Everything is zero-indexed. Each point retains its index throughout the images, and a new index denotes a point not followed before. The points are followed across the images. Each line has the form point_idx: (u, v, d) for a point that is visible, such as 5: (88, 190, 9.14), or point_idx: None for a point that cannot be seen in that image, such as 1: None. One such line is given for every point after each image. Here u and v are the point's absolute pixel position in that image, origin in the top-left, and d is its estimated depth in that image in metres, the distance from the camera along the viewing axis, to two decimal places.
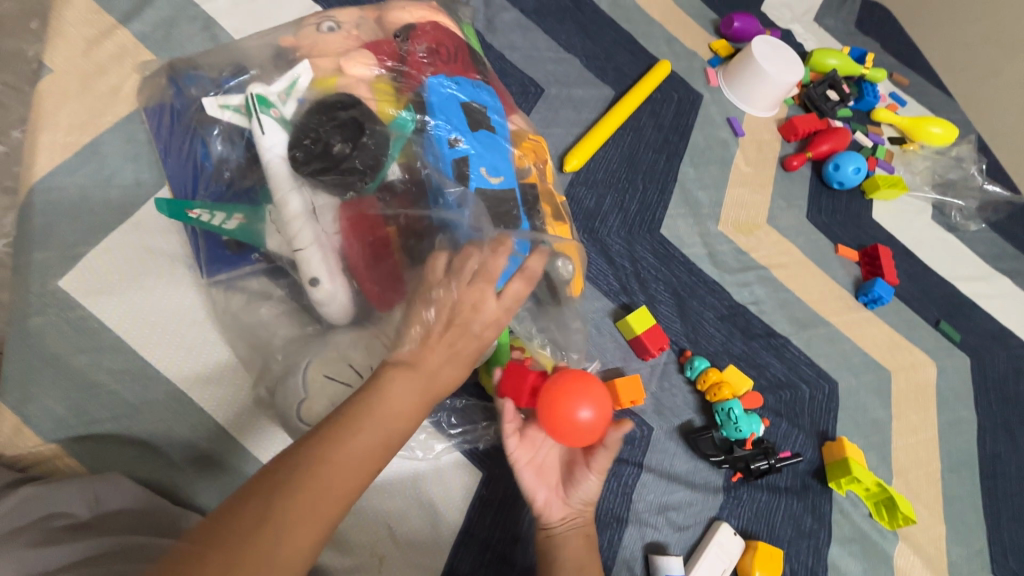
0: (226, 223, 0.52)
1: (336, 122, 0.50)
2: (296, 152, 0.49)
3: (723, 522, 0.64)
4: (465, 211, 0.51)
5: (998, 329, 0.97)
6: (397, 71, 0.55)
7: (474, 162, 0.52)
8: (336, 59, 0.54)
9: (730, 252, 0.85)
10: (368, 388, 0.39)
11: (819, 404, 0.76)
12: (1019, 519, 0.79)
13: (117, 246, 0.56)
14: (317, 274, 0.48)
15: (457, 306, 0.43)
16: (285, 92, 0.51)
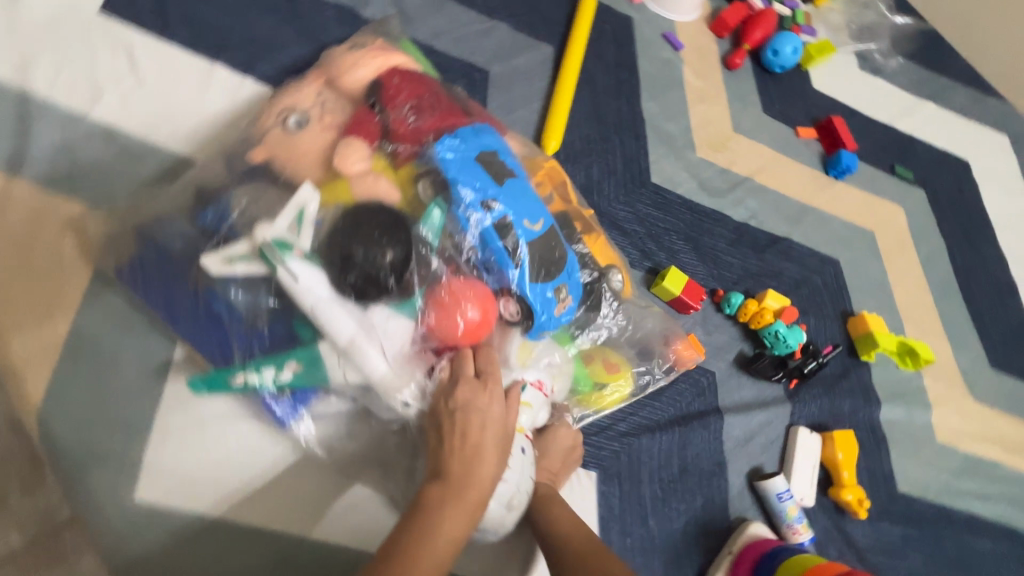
0: (281, 375, 0.47)
1: (369, 242, 0.45)
2: (352, 284, 0.45)
3: (800, 426, 0.72)
4: (524, 270, 0.50)
5: (936, 155, 1.08)
6: (390, 148, 0.50)
7: (515, 218, 0.50)
8: (325, 159, 0.48)
9: (715, 175, 0.88)
10: (422, 516, 0.42)
11: (832, 286, 0.85)
12: (996, 314, 0.94)
13: (172, 442, 0.52)
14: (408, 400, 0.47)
15: (450, 400, 0.46)
16: (296, 223, 0.45)
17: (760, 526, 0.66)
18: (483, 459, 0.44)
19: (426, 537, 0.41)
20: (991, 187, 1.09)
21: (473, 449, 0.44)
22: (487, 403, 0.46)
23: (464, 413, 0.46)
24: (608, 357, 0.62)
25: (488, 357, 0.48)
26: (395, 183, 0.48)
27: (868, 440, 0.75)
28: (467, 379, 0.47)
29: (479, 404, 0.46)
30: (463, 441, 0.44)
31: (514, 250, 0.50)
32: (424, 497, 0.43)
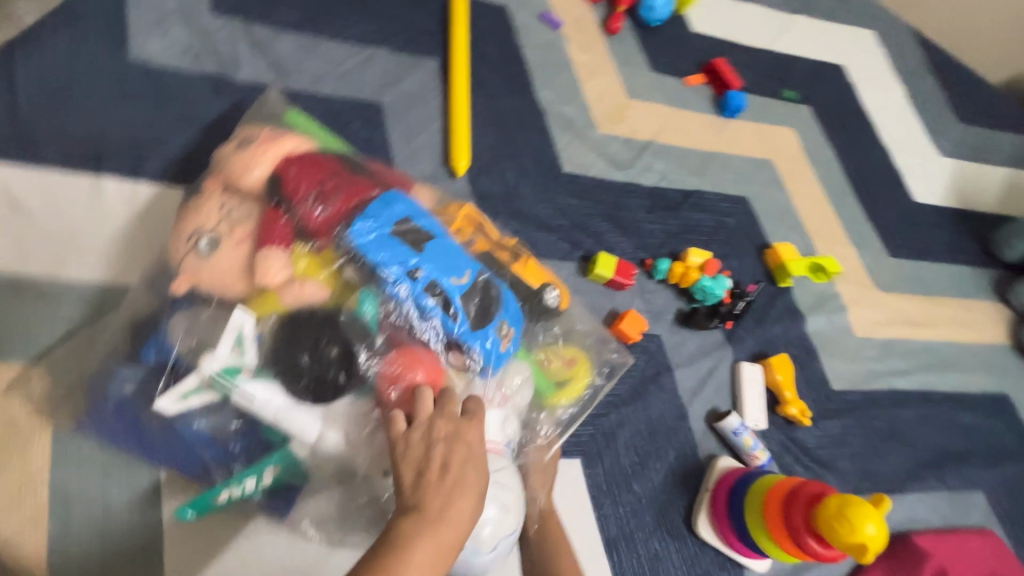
0: (262, 481, 0.51)
1: (307, 342, 0.49)
2: (301, 391, 0.49)
3: (742, 362, 0.81)
4: (463, 321, 0.53)
5: (814, 68, 1.15)
6: (305, 244, 0.52)
7: (442, 278, 0.53)
8: (248, 276, 0.51)
9: (621, 148, 0.92)
10: (396, 543, 0.42)
11: (746, 224, 0.93)
12: (890, 205, 1.05)
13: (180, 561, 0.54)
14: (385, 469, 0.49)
15: (433, 435, 0.47)
16: (235, 347, 0.49)
17: (727, 458, 0.75)
18: (464, 494, 0.45)
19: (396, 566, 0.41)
20: (867, 85, 1.18)
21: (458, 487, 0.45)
22: (474, 440, 0.48)
23: (448, 445, 0.47)
24: (559, 352, 0.65)
25: (475, 399, 0.51)
26: (322, 280, 0.52)
27: (800, 354, 0.85)
28: (450, 415, 0.48)
29: (465, 437, 0.47)
30: (443, 475, 0.45)
31: (449, 305, 0.53)
32: (399, 529, 0.43)
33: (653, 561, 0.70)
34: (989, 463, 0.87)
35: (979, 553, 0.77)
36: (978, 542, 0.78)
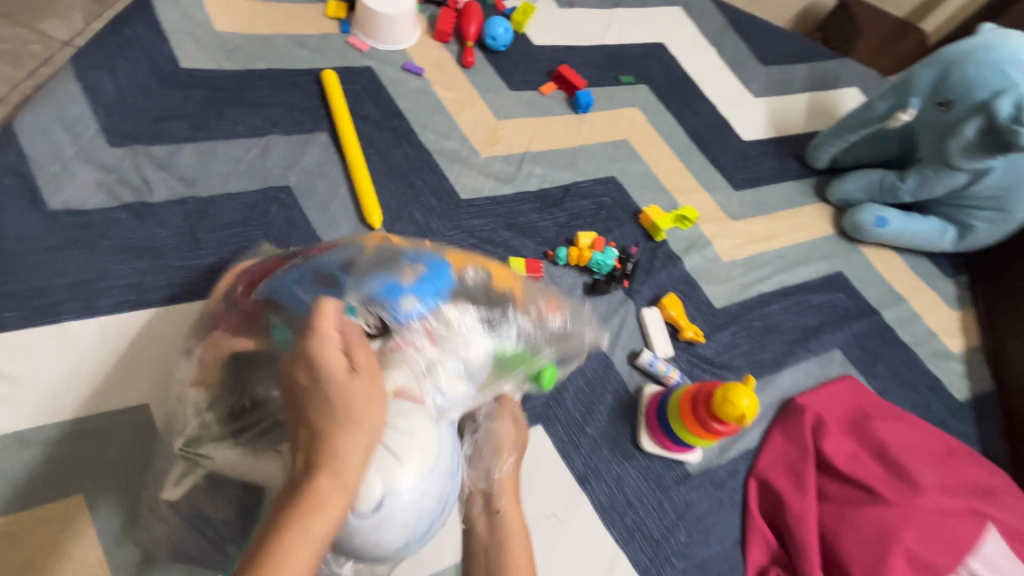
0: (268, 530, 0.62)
1: (241, 392, 0.64)
2: (237, 432, 0.62)
3: (643, 309, 1.02)
4: (355, 284, 0.62)
5: (641, 50, 1.37)
6: (235, 310, 0.68)
7: (326, 266, 0.65)
8: (203, 361, 0.67)
9: (503, 164, 1.09)
10: (283, 510, 0.44)
11: (618, 198, 1.13)
12: (725, 149, 1.29)
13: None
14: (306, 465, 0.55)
15: (303, 391, 0.49)
16: (200, 419, 0.64)
17: (651, 386, 0.95)
18: (338, 439, 0.46)
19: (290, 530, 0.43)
20: (686, 53, 1.42)
21: (339, 446, 0.46)
22: (342, 382, 0.48)
23: (314, 396, 0.48)
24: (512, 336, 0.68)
25: (343, 338, 0.52)
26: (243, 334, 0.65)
27: (685, 290, 1.08)
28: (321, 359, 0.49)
29: (334, 382, 0.48)
30: (318, 428, 0.47)
31: (338, 280, 0.63)
32: (283, 498, 0.45)
33: (617, 481, 0.89)
34: (839, 327, 1.14)
35: (841, 395, 1.02)
36: (841, 386, 1.03)
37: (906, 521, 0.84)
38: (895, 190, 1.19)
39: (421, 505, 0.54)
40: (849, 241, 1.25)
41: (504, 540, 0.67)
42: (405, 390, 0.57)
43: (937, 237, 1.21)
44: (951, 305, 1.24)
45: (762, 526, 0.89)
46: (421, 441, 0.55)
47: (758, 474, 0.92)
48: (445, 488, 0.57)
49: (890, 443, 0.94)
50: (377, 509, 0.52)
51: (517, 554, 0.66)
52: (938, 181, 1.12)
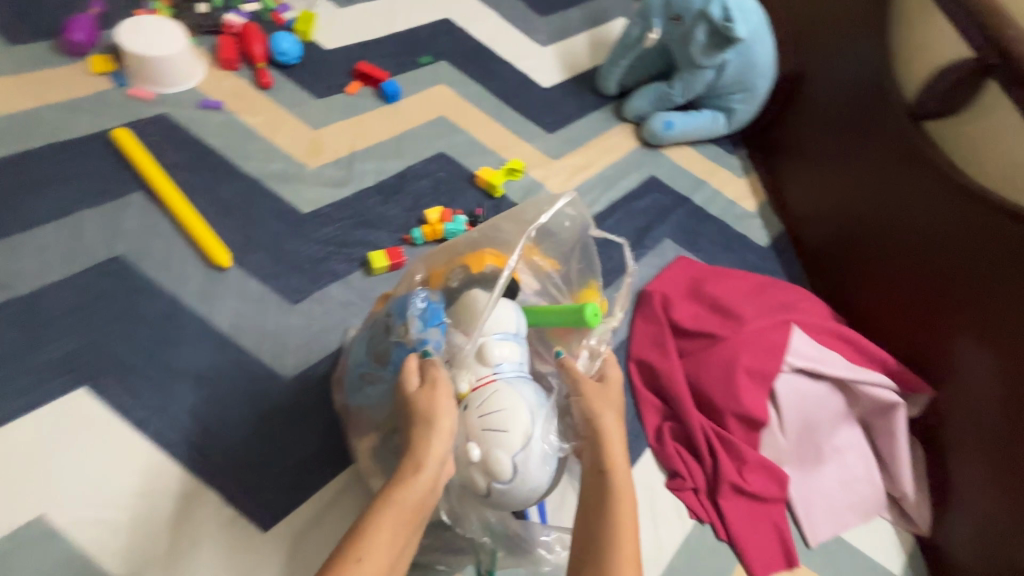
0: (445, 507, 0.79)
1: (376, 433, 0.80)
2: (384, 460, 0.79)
3: None
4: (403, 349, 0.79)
5: (430, 29, 1.46)
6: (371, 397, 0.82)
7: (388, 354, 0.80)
8: None
9: (335, 170, 1.14)
10: (389, 486, 0.65)
11: (451, 170, 1.23)
12: (531, 100, 1.44)
13: (464, 564, 0.87)
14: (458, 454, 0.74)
15: (404, 412, 0.71)
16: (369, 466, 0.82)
17: None
18: (433, 433, 0.67)
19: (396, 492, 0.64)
20: (472, 22, 1.53)
21: (426, 436, 0.68)
22: (431, 394, 0.70)
23: (417, 409, 0.69)
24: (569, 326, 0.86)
25: (432, 370, 0.73)
26: None
27: None
28: (413, 384, 0.72)
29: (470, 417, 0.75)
30: (418, 428, 0.68)
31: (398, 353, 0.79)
32: (394, 480, 0.66)
33: None
34: (662, 221, 1.36)
35: (679, 274, 1.26)
36: (675, 268, 1.27)
37: (740, 346, 1.07)
38: (669, 97, 1.42)
39: (534, 456, 0.74)
40: (652, 149, 1.47)
41: (613, 491, 0.74)
42: (478, 381, 0.78)
43: (712, 124, 1.46)
44: (740, 176, 1.53)
45: (647, 396, 1.07)
46: (510, 412, 0.74)
47: (636, 357, 1.11)
48: (546, 435, 0.77)
49: (718, 296, 1.18)
50: (514, 474, 0.72)
51: (624, 501, 0.73)
52: (698, 79, 1.36)
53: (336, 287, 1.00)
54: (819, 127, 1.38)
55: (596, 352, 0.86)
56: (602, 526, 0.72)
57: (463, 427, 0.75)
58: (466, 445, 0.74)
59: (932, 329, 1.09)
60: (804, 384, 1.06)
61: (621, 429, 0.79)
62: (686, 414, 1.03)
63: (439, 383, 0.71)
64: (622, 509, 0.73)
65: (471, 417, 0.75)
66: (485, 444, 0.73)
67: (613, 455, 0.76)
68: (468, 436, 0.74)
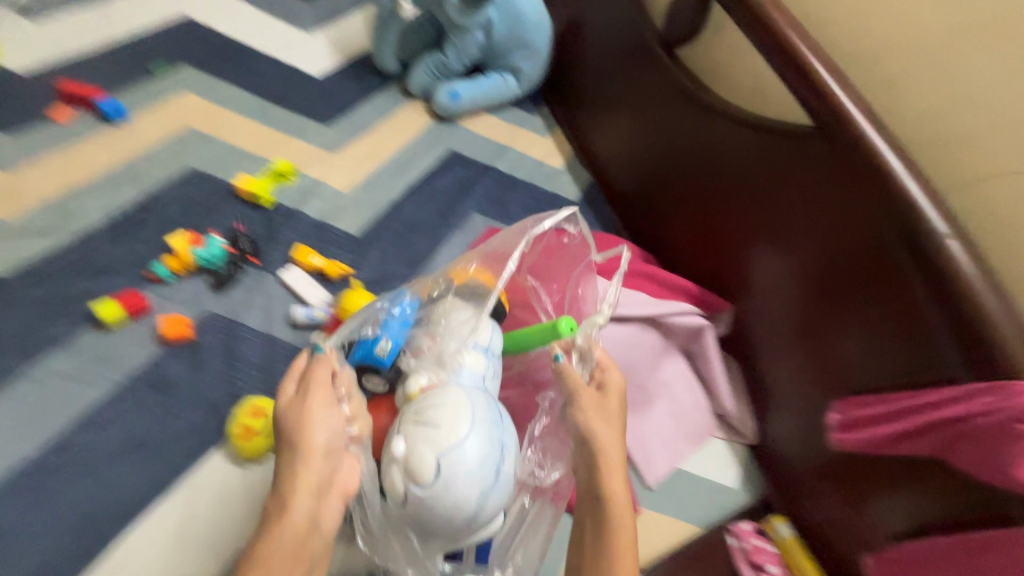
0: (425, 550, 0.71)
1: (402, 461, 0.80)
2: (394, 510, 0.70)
3: (280, 274, 1.02)
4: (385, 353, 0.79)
5: (160, 33, 1.27)
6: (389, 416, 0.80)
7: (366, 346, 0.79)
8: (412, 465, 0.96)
9: (43, 216, 0.94)
10: (267, 522, 0.62)
11: (207, 188, 1.08)
12: (300, 92, 1.30)
13: None
14: (393, 472, 0.68)
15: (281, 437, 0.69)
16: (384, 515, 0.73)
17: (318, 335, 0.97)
18: (307, 451, 0.66)
19: (276, 525, 0.62)
20: (214, 17, 1.35)
21: (303, 451, 0.66)
22: (308, 404, 0.69)
23: (289, 421, 0.69)
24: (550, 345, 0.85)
25: (319, 382, 0.71)
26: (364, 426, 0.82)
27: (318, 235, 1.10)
28: (286, 395, 0.72)
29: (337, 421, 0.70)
30: (291, 450, 0.67)
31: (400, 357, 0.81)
32: (269, 506, 0.63)
33: None
34: (466, 196, 1.30)
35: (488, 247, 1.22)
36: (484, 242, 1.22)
37: None
38: (448, 67, 1.35)
39: (473, 459, 0.68)
40: (446, 123, 1.40)
41: (609, 504, 0.74)
42: (428, 384, 0.76)
43: (504, 87, 1.42)
44: (544, 135, 1.50)
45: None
46: (450, 410, 0.70)
47: None
48: (496, 440, 0.71)
49: None
50: (437, 473, 0.67)
51: (620, 514, 0.73)
52: (467, 44, 1.31)
53: (59, 358, 0.83)
54: (598, 77, 1.39)
55: (587, 356, 0.84)
56: (600, 535, 0.73)
57: (395, 429, 0.71)
58: (394, 443, 0.70)
59: (724, 255, 1.13)
60: (612, 329, 1.07)
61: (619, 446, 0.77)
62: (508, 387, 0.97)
63: (325, 395, 0.70)
64: (622, 520, 0.73)
65: (405, 415, 0.72)
66: (412, 442, 0.69)
67: (608, 473, 0.75)
68: (395, 435, 0.70)
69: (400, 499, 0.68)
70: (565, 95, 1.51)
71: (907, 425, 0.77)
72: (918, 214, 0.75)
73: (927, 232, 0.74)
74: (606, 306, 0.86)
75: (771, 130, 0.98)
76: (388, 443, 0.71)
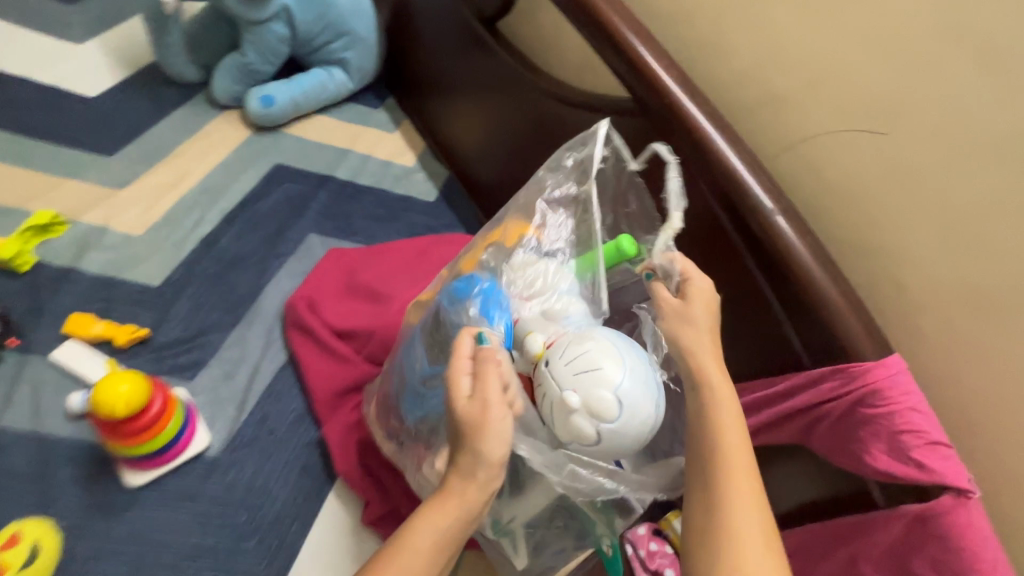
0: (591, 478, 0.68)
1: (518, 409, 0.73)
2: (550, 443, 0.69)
3: (51, 353, 0.85)
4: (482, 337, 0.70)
5: None
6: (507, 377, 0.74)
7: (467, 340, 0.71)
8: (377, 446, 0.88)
9: None
10: (432, 505, 0.62)
11: None
12: (65, 118, 1.08)
13: (567, 539, 0.83)
14: (573, 423, 0.63)
15: (460, 432, 0.61)
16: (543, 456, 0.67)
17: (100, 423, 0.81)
18: (489, 443, 0.60)
19: (443, 510, 0.61)
20: None
21: (479, 445, 0.60)
22: (487, 403, 0.60)
23: (464, 426, 0.60)
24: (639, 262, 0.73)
25: (485, 383, 0.61)
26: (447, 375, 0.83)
27: (106, 293, 0.93)
28: (460, 398, 0.61)
29: (499, 421, 0.60)
30: (465, 450, 0.61)
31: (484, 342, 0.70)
32: (446, 492, 0.61)
33: (133, 533, 0.76)
34: (299, 216, 1.13)
35: (333, 267, 1.06)
36: (327, 261, 1.07)
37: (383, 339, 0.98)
38: (252, 69, 1.17)
39: (636, 386, 0.65)
40: (269, 134, 1.22)
41: (717, 451, 0.61)
42: (548, 338, 0.69)
43: (331, 82, 1.24)
44: (391, 130, 1.34)
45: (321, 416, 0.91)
46: (597, 357, 0.64)
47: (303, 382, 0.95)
48: (638, 371, 0.65)
49: (373, 280, 1.04)
50: (620, 409, 0.63)
51: (733, 459, 0.60)
52: (263, 39, 1.14)
53: None
54: (434, 60, 1.23)
55: (670, 273, 0.70)
56: (711, 488, 0.60)
57: (546, 382, 0.66)
58: (560, 397, 0.64)
59: None
60: None
61: (720, 359, 0.67)
62: (356, 433, 0.90)
63: (490, 397, 0.60)
64: (732, 471, 0.60)
65: (557, 368, 0.65)
66: (582, 387, 0.64)
67: (719, 411, 0.63)
68: (551, 387, 0.65)
69: (570, 438, 0.65)
70: (406, 84, 1.35)
71: (763, 417, 0.71)
72: (741, 189, 0.67)
73: (752, 207, 0.67)
74: (675, 210, 0.65)
75: (596, 112, 0.88)
76: (546, 399, 0.66)
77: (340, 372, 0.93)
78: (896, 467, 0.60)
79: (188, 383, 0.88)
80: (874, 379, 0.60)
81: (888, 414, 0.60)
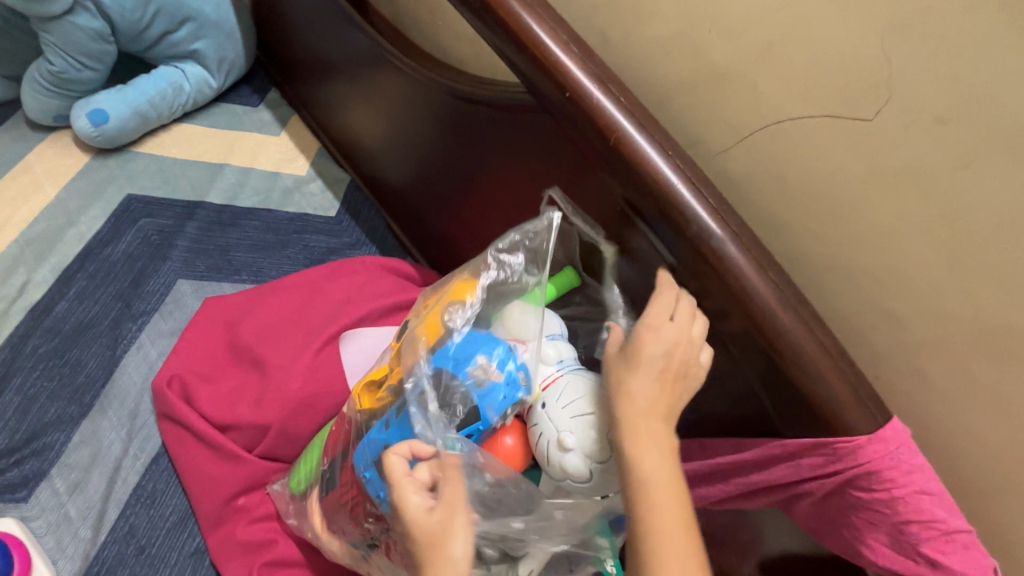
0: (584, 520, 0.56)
1: None
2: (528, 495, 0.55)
3: None
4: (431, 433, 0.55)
5: None
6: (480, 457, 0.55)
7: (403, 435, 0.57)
8: (313, 539, 0.69)
9: None
10: None
11: None
12: None
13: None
14: (577, 459, 0.52)
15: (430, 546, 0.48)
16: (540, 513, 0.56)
17: None
18: (453, 543, 0.48)
19: None
20: None
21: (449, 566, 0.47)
22: (454, 500, 0.50)
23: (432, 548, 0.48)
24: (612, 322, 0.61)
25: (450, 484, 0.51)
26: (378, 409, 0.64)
27: None
28: (427, 511, 0.50)
29: (458, 527, 0.49)
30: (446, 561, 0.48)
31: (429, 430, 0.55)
32: None
33: None
34: (162, 259, 0.91)
35: (206, 326, 0.85)
36: (198, 322, 0.85)
37: (275, 425, 0.76)
38: (69, 79, 0.93)
39: None
40: (114, 157, 0.98)
41: (639, 517, 0.47)
42: (545, 380, 0.57)
43: (184, 82, 1.01)
44: (277, 132, 1.08)
45: (210, 530, 0.73)
46: (596, 393, 0.55)
47: (188, 482, 0.75)
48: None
49: (257, 341, 0.81)
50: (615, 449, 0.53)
51: (659, 508, 0.47)
52: (69, 38, 0.89)
53: None
54: (306, 39, 0.99)
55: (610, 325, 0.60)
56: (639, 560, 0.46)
57: (538, 422, 0.55)
58: (556, 438, 0.53)
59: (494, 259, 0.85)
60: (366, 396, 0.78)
61: (671, 404, 0.51)
62: (261, 554, 0.72)
63: (452, 500, 0.50)
64: (659, 539, 0.46)
65: (551, 407, 0.54)
66: (579, 429, 0.53)
67: (639, 458, 0.48)
68: (545, 428, 0.54)
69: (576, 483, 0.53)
70: (283, 73, 1.10)
71: (731, 489, 0.56)
72: (680, 210, 0.49)
73: (695, 236, 0.49)
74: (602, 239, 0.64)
75: (492, 109, 0.69)
76: (541, 442, 0.54)
77: (222, 473, 0.74)
78: (901, 564, 0.46)
79: (20, 507, 0.71)
80: (868, 458, 0.46)
81: (888, 501, 0.46)
